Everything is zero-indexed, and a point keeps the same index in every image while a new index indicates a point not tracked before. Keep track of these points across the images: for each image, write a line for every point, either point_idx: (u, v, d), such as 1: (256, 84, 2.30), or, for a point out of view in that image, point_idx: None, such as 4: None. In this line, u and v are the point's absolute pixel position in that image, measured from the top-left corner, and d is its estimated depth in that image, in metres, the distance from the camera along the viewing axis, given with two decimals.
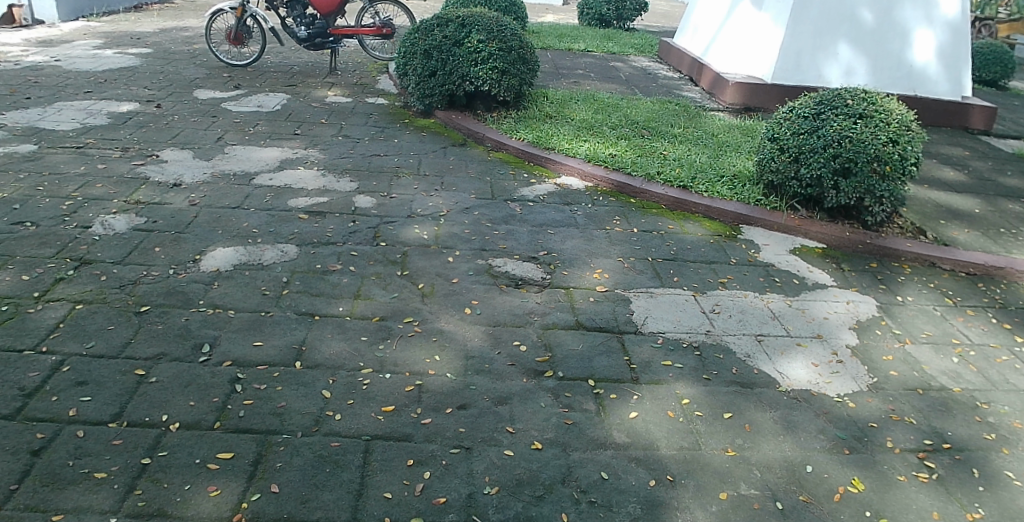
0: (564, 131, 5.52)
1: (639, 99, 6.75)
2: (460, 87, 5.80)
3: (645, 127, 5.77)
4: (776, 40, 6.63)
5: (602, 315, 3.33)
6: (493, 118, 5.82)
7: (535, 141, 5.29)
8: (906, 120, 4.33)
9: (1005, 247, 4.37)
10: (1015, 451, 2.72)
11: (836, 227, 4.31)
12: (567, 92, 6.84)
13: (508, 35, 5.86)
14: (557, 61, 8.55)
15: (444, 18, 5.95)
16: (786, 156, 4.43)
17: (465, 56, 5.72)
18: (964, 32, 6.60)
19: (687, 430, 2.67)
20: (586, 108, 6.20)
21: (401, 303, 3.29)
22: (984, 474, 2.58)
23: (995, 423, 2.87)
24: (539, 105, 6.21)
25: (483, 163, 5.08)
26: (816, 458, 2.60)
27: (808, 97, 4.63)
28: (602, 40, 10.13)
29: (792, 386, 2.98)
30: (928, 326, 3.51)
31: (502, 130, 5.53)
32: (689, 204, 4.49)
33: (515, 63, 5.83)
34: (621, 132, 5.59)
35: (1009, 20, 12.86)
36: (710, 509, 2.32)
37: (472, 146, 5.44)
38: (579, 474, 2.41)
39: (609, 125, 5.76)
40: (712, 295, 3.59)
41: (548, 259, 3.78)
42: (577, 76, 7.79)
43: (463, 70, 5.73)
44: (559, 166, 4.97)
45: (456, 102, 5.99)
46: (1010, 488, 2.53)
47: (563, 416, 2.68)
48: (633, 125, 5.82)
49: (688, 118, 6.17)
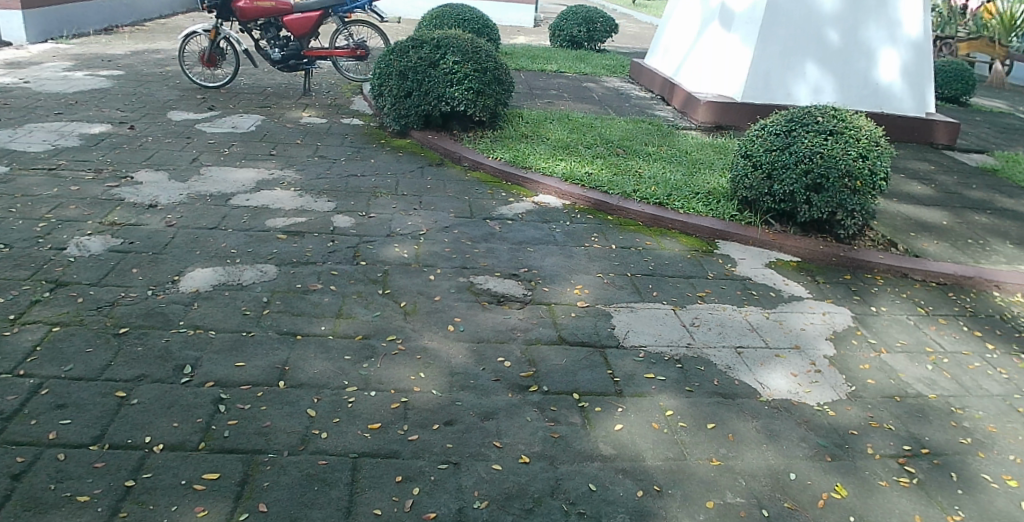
0: (540, 150, 5.59)
1: (614, 119, 6.85)
2: (436, 107, 5.85)
3: (619, 147, 5.86)
4: (744, 61, 6.82)
5: (584, 329, 3.34)
6: (469, 137, 5.88)
7: (511, 160, 5.35)
8: (875, 136, 4.46)
9: (973, 257, 4.50)
10: (991, 454, 2.81)
11: (810, 241, 4.39)
12: (541, 111, 6.95)
13: (483, 56, 5.95)
14: (530, 82, 8.66)
15: (419, 39, 6.02)
16: (759, 172, 4.52)
17: (440, 77, 5.79)
18: (927, 51, 6.82)
19: (672, 441, 2.71)
20: (561, 128, 6.30)
21: (384, 321, 3.30)
22: (963, 477, 2.67)
23: (971, 427, 2.97)
24: (514, 125, 6.29)
25: (461, 183, 5.11)
26: (800, 466, 2.65)
27: (779, 114, 4.73)
28: (573, 62, 10.30)
29: (772, 396, 3.04)
30: (903, 335, 3.61)
31: (479, 150, 5.59)
32: (666, 220, 4.55)
33: (490, 83, 5.92)
34: (596, 152, 5.66)
35: (968, 39, 13.17)
36: (697, 518, 2.36)
37: (449, 165, 5.48)
38: (567, 487, 2.44)
39: (584, 144, 5.84)
40: (691, 309, 3.63)
41: (530, 276, 3.80)
42: (550, 97, 7.90)
43: (439, 91, 5.78)
44: (536, 185, 5.03)
45: (432, 122, 6.04)
46: (988, 490, 2.62)
47: (549, 430, 2.71)
48: (608, 144, 5.91)
49: (661, 137, 6.28)
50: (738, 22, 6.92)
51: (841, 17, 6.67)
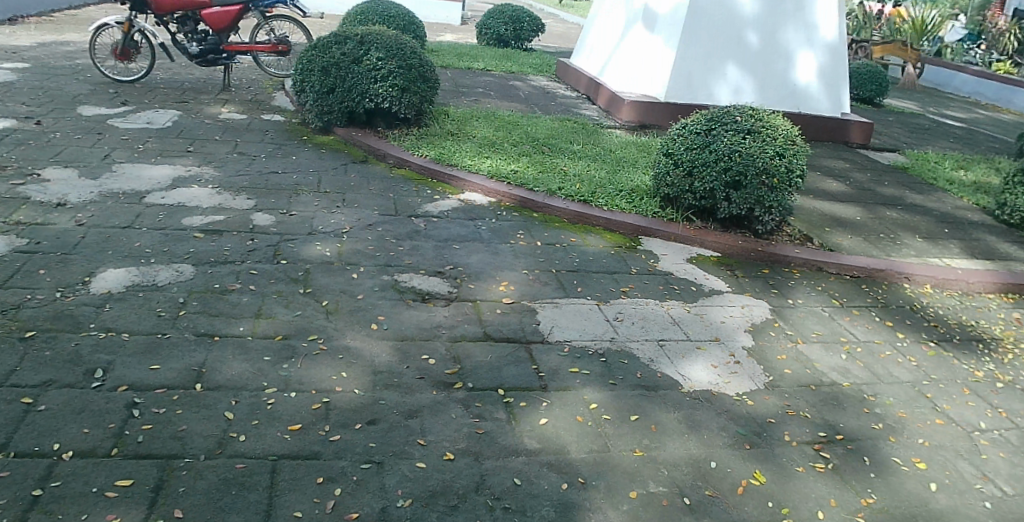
0: (466, 148, 5.60)
1: (541, 117, 6.91)
2: (359, 104, 5.77)
3: (545, 145, 5.92)
4: (667, 61, 6.96)
5: (509, 325, 3.37)
6: (394, 134, 5.84)
7: (437, 157, 5.34)
8: (791, 135, 4.63)
9: (884, 251, 4.72)
10: (900, 439, 2.98)
11: (729, 237, 4.53)
12: (468, 109, 6.96)
13: (408, 53, 5.93)
14: (457, 80, 8.65)
15: (342, 35, 5.97)
16: (680, 170, 4.64)
17: (364, 74, 5.74)
18: (842, 53, 7.12)
19: (596, 434, 2.76)
20: (487, 126, 6.32)
21: (305, 320, 3.25)
22: (874, 461, 2.82)
23: (882, 413, 3.14)
24: (440, 122, 6.29)
25: (386, 180, 5.08)
26: (720, 454, 2.75)
27: (699, 114, 4.86)
28: (500, 60, 10.35)
29: (694, 388, 3.13)
30: (818, 326, 3.76)
31: (404, 147, 5.56)
32: (590, 217, 4.62)
33: (416, 80, 5.89)
34: (522, 150, 5.71)
35: (882, 42, 13.71)
36: (620, 508, 2.42)
37: (374, 163, 5.43)
38: (492, 482, 2.46)
39: (510, 142, 5.88)
40: (615, 304, 3.69)
41: (455, 273, 3.80)
42: (477, 94, 7.91)
43: (363, 87, 5.72)
44: (462, 183, 5.03)
45: (356, 119, 5.97)
46: (898, 472, 2.78)
47: (474, 426, 2.72)
48: (534, 142, 5.96)
49: (587, 136, 6.37)
50: (661, 24, 7.08)
51: (760, 20, 6.90)
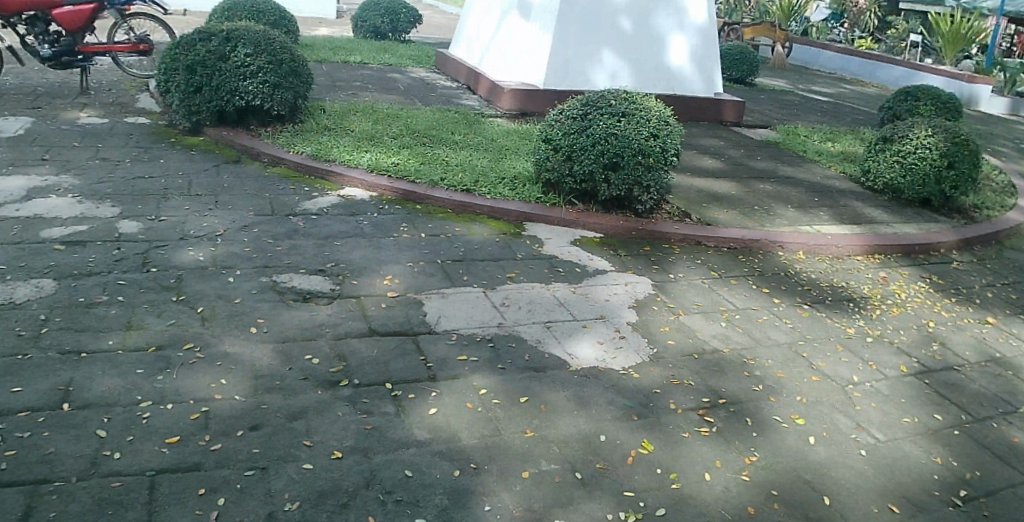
0: (344, 142, 5.53)
1: (420, 108, 6.91)
2: (229, 102, 5.59)
3: (426, 136, 5.93)
4: (543, 48, 7.06)
5: (395, 319, 3.37)
6: (268, 132, 5.70)
7: (314, 154, 5.24)
8: (663, 116, 4.83)
9: (758, 222, 5.00)
10: (779, 398, 3.21)
11: (611, 218, 4.68)
12: (344, 103, 6.88)
13: (277, 48, 5.80)
14: (332, 74, 8.49)
15: (207, 32, 5.75)
16: (559, 155, 4.75)
17: (232, 71, 5.57)
18: (712, 35, 7.56)
19: (486, 419, 2.81)
20: (365, 119, 6.27)
21: (180, 329, 3.15)
22: (755, 421, 3.03)
23: (762, 375, 3.35)
24: (317, 118, 6.19)
25: (261, 180, 4.94)
26: (609, 428, 2.86)
27: (575, 99, 4.99)
28: (377, 52, 10.25)
29: (581, 365, 3.23)
30: (698, 297, 3.96)
31: (279, 145, 5.43)
32: (474, 206, 4.66)
33: (287, 75, 5.78)
34: (402, 142, 5.69)
35: (752, 24, 14.46)
36: (512, 490, 2.49)
37: (248, 162, 5.27)
38: (382, 476, 2.48)
39: (390, 135, 5.85)
40: (501, 290, 3.76)
41: (337, 270, 3.77)
42: (354, 88, 7.80)
43: (232, 84, 5.55)
44: (341, 178, 4.96)
45: (227, 118, 5.78)
46: (779, 429, 3.02)
47: (362, 422, 2.72)
48: (414, 134, 5.96)
49: (467, 126, 6.43)
50: (536, 11, 7.18)
51: (632, 7, 7.17)
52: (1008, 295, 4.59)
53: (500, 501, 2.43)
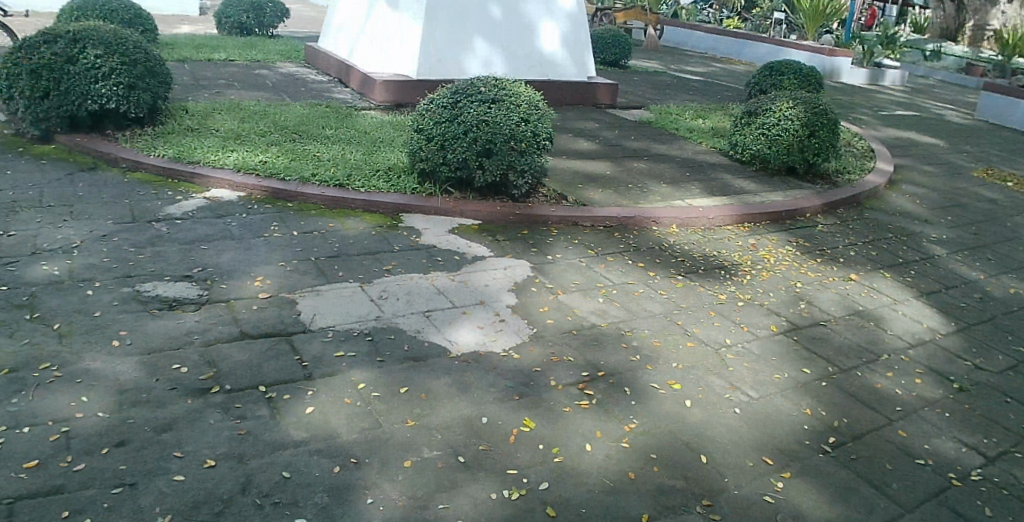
0: (208, 143, 5.35)
1: (289, 104, 6.78)
2: (81, 107, 5.29)
3: (295, 132, 5.83)
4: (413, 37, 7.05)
5: (268, 321, 3.31)
6: (126, 136, 5.46)
7: (176, 156, 5.03)
8: (533, 101, 4.95)
9: (633, 199, 5.18)
10: (656, 365, 3.35)
11: (488, 204, 4.74)
12: (208, 103, 6.66)
13: (130, 48, 5.57)
14: (196, 73, 8.17)
15: (51, 33, 5.44)
16: (433, 144, 4.77)
17: (82, 73, 5.29)
18: (581, 21, 7.84)
19: (365, 412, 2.80)
20: (231, 118, 6.10)
21: (33, 350, 2.99)
22: (634, 390, 3.15)
23: (639, 345, 3.48)
24: (178, 119, 5.98)
25: (120, 186, 4.69)
26: (490, 409, 2.91)
27: (445, 88, 5.02)
28: (244, 49, 9.97)
29: (462, 351, 3.27)
30: (576, 276, 4.07)
31: (138, 149, 5.17)
32: (347, 201, 4.61)
33: (143, 77, 5.57)
34: (271, 140, 5.57)
35: (623, 9, 15.25)
36: (394, 480, 2.49)
37: (105, 169, 4.99)
38: (259, 480, 2.43)
39: (258, 133, 5.72)
40: (378, 283, 3.75)
41: (204, 275, 3.66)
42: (219, 86, 7.53)
43: (83, 88, 5.27)
44: (206, 180, 4.77)
45: (80, 124, 5.47)
46: (656, 395, 3.14)
47: (236, 427, 2.66)
48: (283, 131, 5.84)
49: (340, 120, 6.36)
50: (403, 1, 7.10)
51: None
52: (868, 253, 4.94)
53: (383, 492, 2.43)
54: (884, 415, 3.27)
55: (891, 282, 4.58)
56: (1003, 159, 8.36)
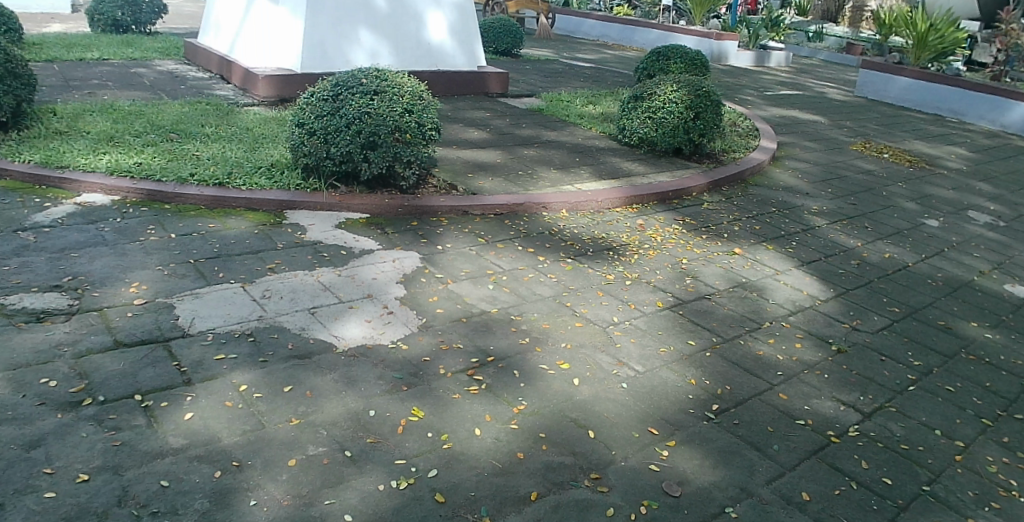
0: (78, 146, 5.10)
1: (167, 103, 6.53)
2: None
3: (173, 132, 5.64)
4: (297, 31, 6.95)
5: (144, 327, 3.21)
6: None
7: (42, 161, 4.76)
8: (416, 91, 4.98)
9: (523, 186, 5.26)
10: (545, 347, 3.43)
11: (375, 197, 4.72)
12: (78, 104, 6.33)
13: None
14: (66, 73, 7.74)
15: None
16: (315, 138, 4.71)
17: None
18: (469, 11, 7.97)
19: (248, 414, 2.76)
20: (104, 119, 5.84)
21: None
22: (523, 372, 3.22)
23: (528, 328, 3.56)
24: (45, 122, 5.66)
25: None
26: (377, 402, 2.92)
27: (326, 81, 4.96)
28: (119, 47, 9.52)
29: (348, 345, 3.26)
30: (466, 264, 4.11)
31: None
32: (228, 200, 4.49)
33: (4, 79, 5.22)
34: (146, 140, 5.37)
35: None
36: (279, 479, 2.47)
37: None
38: (137, 490, 2.36)
39: (132, 134, 5.50)
40: (261, 282, 3.68)
41: (74, 284, 3.50)
42: (92, 87, 7.17)
43: None
44: (76, 184, 4.54)
45: None
46: (545, 376, 3.22)
47: (110, 439, 2.56)
48: (159, 131, 5.63)
49: (221, 117, 6.20)
50: None
51: None
52: (751, 227, 5.19)
53: (268, 493, 2.41)
54: (766, 380, 3.45)
55: (773, 254, 4.82)
56: (876, 132, 8.91)
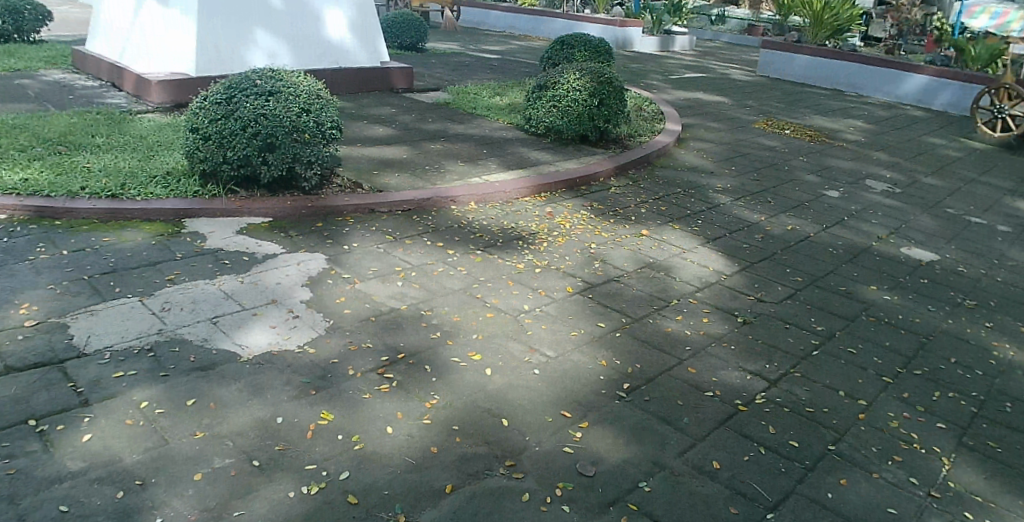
0: None
1: (54, 114, 6.24)
2: None
3: (61, 144, 5.40)
4: (189, 33, 6.75)
5: (35, 350, 3.09)
6: None
7: None
8: (313, 90, 4.94)
9: (429, 180, 5.29)
10: (456, 340, 3.48)
11: (278, 199, 4.66)
12: None
13: None
14: None
15: None
16: (210, 143, 4.61)
17: None
18: (366, 6, 8.00)
19: (150, 431, 2.71)
20: None
21: None
22: (433, 367, 3.26)
23: (438, 322, 3.60)
24: None
25: None
26: (285, 408, 2.91)
27: (218, 84, 4.86)
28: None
29: (253, 353, 3.23)
30: (374, 263, 4.11)
31: None
32: (123, 211, 4.35)
33: None
34: (31, 154, 5.13)
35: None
36: (185, 495, 2.44)
37: None
38: (33, 518, 2.29)
39: (15, 148, 5.24)
40: (159, 295, 3.59)
41: None
42: None
43: None
44: None
45: None
46: (456, 369, 3.27)
47: (2, 468, 2.47)
48: (45, 143, 5.39)
49: (114, 126, 5.97)
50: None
51: None
52: (657, 208, 5.35)
53: (174, 509, 2.38)
54: (675, 356, 3.58)
55: (679, 233, 4.99)
56: (777, 109, 9.29)
